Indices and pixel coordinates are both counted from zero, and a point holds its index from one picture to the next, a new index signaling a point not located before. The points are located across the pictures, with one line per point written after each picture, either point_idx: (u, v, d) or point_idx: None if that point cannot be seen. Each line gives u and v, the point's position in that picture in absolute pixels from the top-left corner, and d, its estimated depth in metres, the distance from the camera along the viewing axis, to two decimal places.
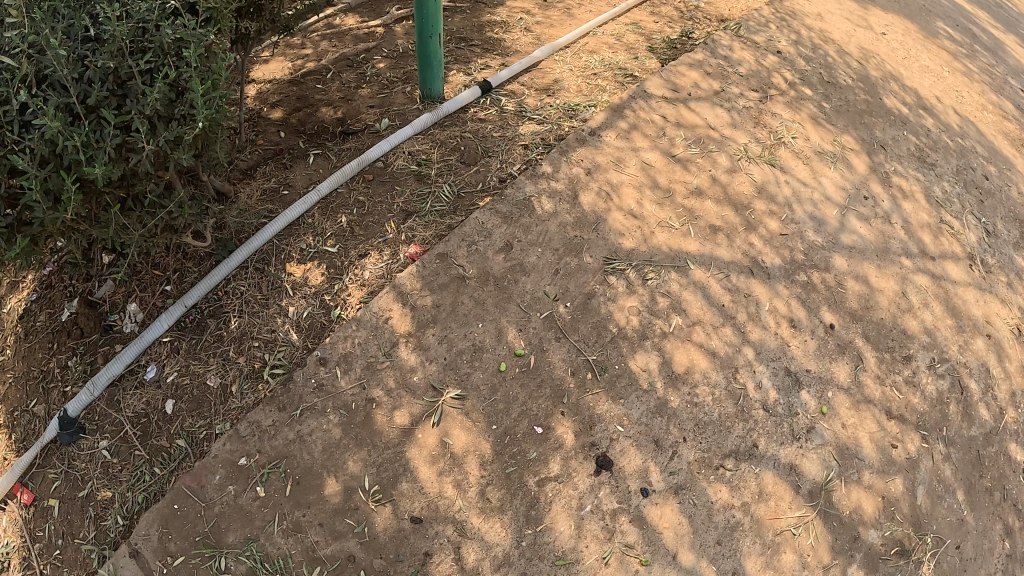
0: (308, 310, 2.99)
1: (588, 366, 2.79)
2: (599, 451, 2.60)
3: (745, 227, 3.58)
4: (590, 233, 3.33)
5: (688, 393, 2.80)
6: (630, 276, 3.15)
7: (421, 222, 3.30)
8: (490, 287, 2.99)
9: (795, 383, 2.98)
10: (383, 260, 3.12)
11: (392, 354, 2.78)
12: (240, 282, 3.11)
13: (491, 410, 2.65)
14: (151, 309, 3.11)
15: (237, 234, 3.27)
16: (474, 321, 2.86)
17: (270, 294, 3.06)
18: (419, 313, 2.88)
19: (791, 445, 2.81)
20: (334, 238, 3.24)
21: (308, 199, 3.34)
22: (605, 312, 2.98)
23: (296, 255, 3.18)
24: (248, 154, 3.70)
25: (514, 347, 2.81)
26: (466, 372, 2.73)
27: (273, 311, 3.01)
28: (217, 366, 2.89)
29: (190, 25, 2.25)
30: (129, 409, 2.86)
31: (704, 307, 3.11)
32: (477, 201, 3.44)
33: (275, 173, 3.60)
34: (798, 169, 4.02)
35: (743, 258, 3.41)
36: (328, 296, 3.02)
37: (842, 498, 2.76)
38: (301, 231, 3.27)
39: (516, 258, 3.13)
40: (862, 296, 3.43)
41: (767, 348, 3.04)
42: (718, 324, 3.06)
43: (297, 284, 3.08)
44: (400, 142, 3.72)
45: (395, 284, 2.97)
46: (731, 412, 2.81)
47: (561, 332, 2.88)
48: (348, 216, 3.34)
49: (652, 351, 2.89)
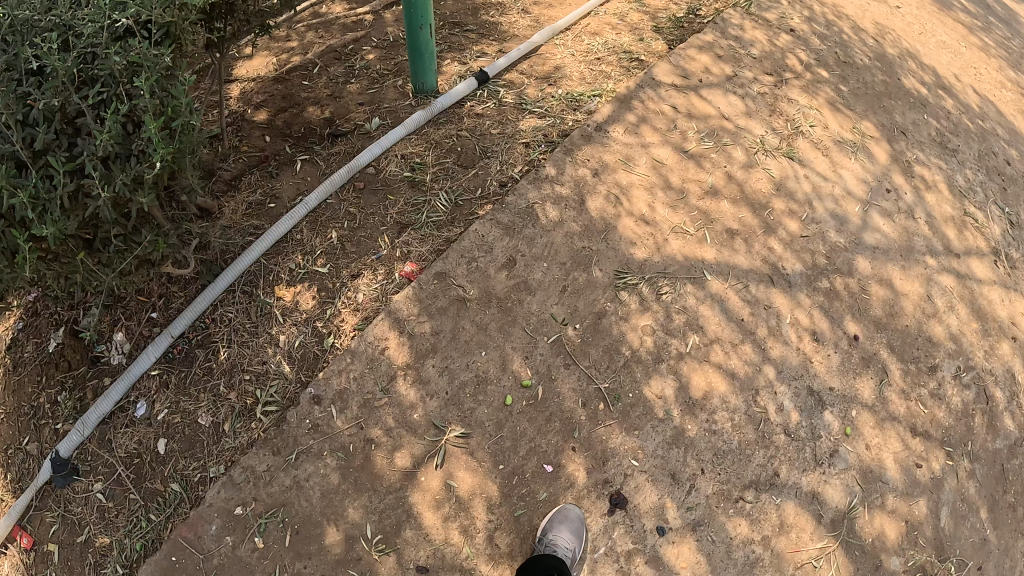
0: (300, 340, 2.82)
1: (600, 395, 2.63)
2: (612, 489, 2.49)
3: (764, 229, 3.38)
4: (599, 244, 3.13)
5: (706, 420, 2.65)
6: (644, 291, 2.97)
7: (416, 236, 3.09)
8: (494, 309, 2.80)
9: (818, 404, 2.82)
10: (377, 281, 2.93)
11: (390, 389, 2.62)
12: (228, 309, 2.92)
13: (497, 449, 2.51)
14: (138, 339, 2.93)
15: (222, 253, 3.07)
16: (478, 349, 2.69)
17: (259, 321, 2.88)
18: (417, 341, 2.70)
19: (813, 471, 2.67)
20: (324, 256, 3.04)
21: (295, 213, 3.12)
22: (617, 334, 2.80)
23: (285, 276, 2.99)
24: (233, 163, 3.47)
25: (521, 376, 2.64)
26: (469, 408, 2.57)
27: (264, 340, 2.84)
28: (208, 404, 2.74)
29: (142, 46, 1.99)
30: (120, 450, 2.72)
31: (722, 323, 2.93)
32: (476, 209, 3.23)
33: (261, 184, 3.38)
34: (817, 162, 3.79)
35: (761, 266, 3.21)
36: (321, 323, 2.85)
37: (865, 525, 2.63)
38: (289, 248, 3.07)
39: (520, 274, 2.93)
40: (887, 302, 3.24)
41: (790, 366, 2.88)
42: (738, 341, 2.89)
43: (287, 309, 2.89)
44: (391, 143, 3.46)
45: (391, 310, 2.79)
46: (751, 439, 2.66)
47: (570, 357, 2.70)
48: (339, 231, 3.13)
49: (668, 375, 2.73)
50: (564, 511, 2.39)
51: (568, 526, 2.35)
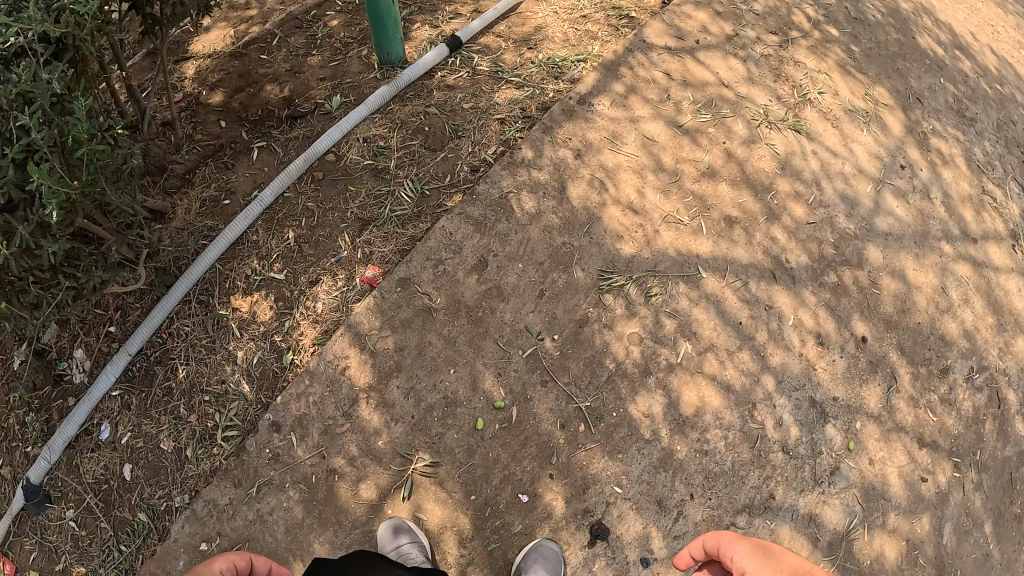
0: (259, 355, 2.57)
1: (580, 416, 2.52)
2: (594, 519, 2.42)
3: (766, 216, 3.17)
4: (582, 240, 2.86)
5: (698, 440, 2.64)
6: (631, 294, 2.78)
7: (379, 234, 2.82)
8: (465, 321, 2.61)
9: (820, 416, 2.82)
10: (337, 288, 2.68)
11: (353, 414, 2.47)
12: (185, 322, 2.64)
13: (468, 478, 2.41)
14: (99, 356, 2.67)
15: (175, 260, 2.79)
16: (447, 366, 2.52)
17: (215, 335, 2.61)
18: (381, 359, 2.53)
19: (812, 492, 2.71)
20: (280, 260, 2.75)
21: (249, 212, 2.80)
22: (599, 345, 2.64)
23: (241, 284, 2.71)
24: (187, 154, 3.13)
25: (495, 397, 2.50)
26: (438, 434, 2.44)
27: (221, 357, 2.58)
28: (169, 428, 2.49)
29: (27, 74, 1.91)
30: (87, 476, 2.49)
31: (718, 328, 2.85)
32: (445, 200, 2.94)
33: (216, 176, 3.06)
34: (825, 134, 3.46)
35: (763, 258, 3.06)
36: (278, 336, 2.61)
37: (864, 547, 2.68)
38: (244, 252, 2.77)
39: (493, 278, 2.71)
40: (898, 297, 3.10)
41: (790, 375, 2.85)
42: (734, 349, 2.83)
43: (244, 321, 2.63)
44: (352, 125, 3.10)
45: (350, 324, 2.59)
46: (746, 459, 2.67)
47: (548, 374, 2.55)
48: (297, 230, 2.83)
49: (656, 391, 2.65)
50: (546, 550, 2.32)
51: (546, 566, 2.29)
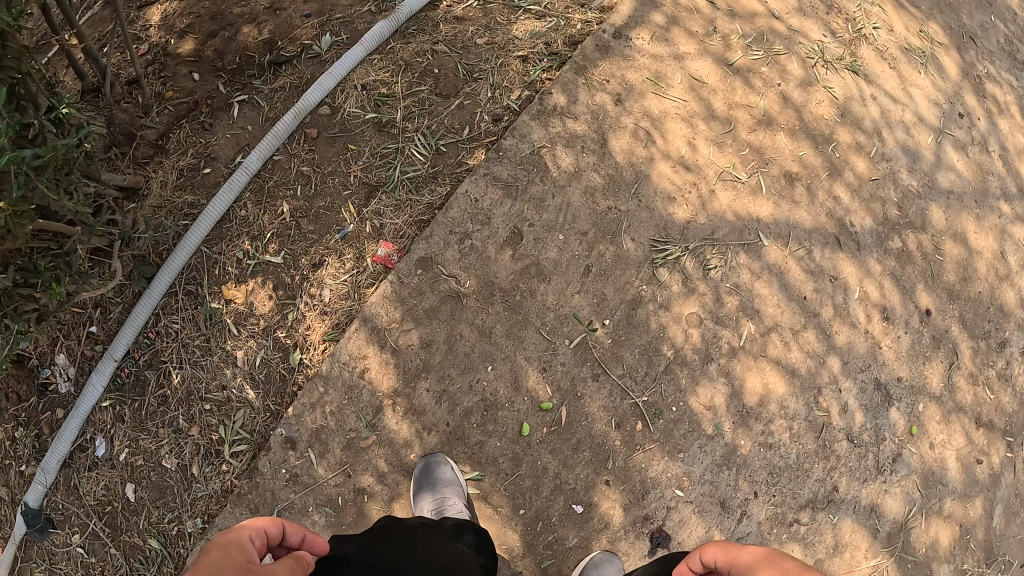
0: (263, 355, 2.35)
1: (638, 413, 2.25)
2: (655, 527, 2.23)
3: (829, 170, 2.82)
4: (629, 203, 2.45)
5: (762, 433, 2.49)
6: (687, 267, 2.41)
7: (389, 204, 2.51)
8: (501, 307, 2.28)
9: (885, 399, 2.70)
10: (344, 273, 2.43)
11: (377, 424, 2.28)
12: (173, 319, 2.38)
13: (517, 491, 2.21)
14: (83, 363, 2.40)
15: (154, 247, 2.48)
16: (484, 363, 2.25)
17: (209, 332, 2.38)
18: (404, 358, 2.28)
19: (874, 482, 2.64)
20: (276, 240, 2.47)
21: (233, 184, 2.45)
22: (654, 330, 2.31)
23: (233, 270, 2.43)
24: (157, 116, 2.64)
25: (540, 398, 2.24)
26: (478, 442, 2.23)
27: (219, 359, 2.35)
28: (169, 443, 2.31)
29: None
30: (88, 498, 2.32)
31: (782, 304, 2.60)
32: (464, 156, 2.55)
33: (193, 141, 2.62)
34: (883, 76, 3.01)
35: (827, 223, 2.76)
36: (282, 332, 2.38)
37: (920, 535, 2.66)
38: (234, 231, 2.46)
39: (529, 254, 2.32)
40: (960, 263, 2.89)
41: (856, 355, 2.69)
42: (798, 328, 2.62)
43: (241, 315, 2.39)
44: (347, 71, 2.60)
45: (366, 318, 2.32)
46: (810, 451, 2.58)
47: (599, 366, 2.25)
48: (292, 202, 2.50)
49: (718, 380, 2.37)
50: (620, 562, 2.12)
51: None
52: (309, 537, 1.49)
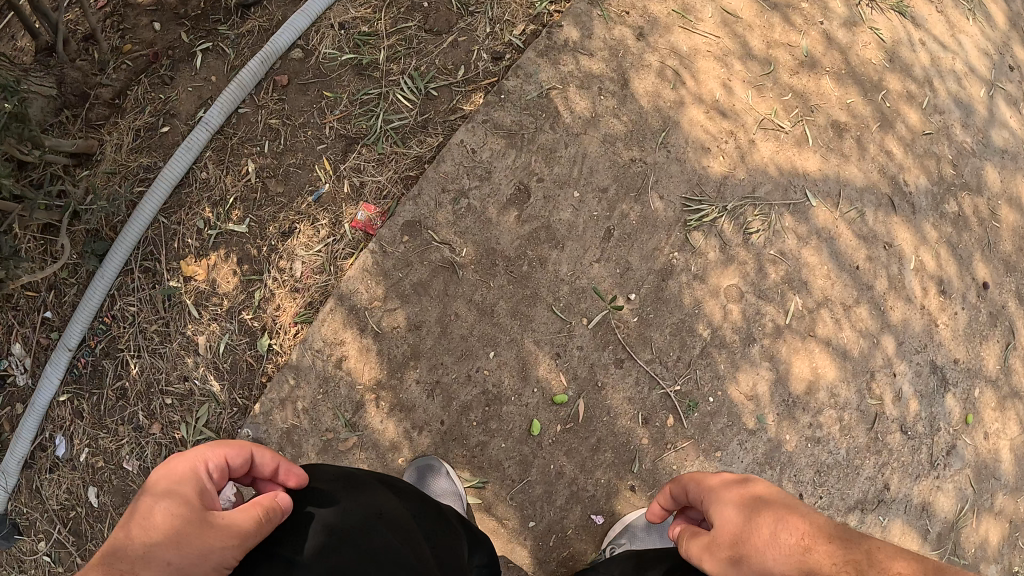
0: (228, 341, 2.05)
1: (668, 405, 1.89)
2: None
3: (879, 121, 2.39)
4: (657, 154, 2.05)
5: (810, 425, 2.14)
6: (724, 230, 2.02)
7: (371, 158, 2.10)
8: (505, 279, 1.89)
9: (939, 384, 2.33)
10: (317, 243, 2.07)
11: (359, 424, 1.88)
12: (129, 301, 2.07)
13: (527, 500, 1.85)
14: (40, 352, 2.10)
15: (107, 220, 2.11)
16: (484, 348, 1.87)
17: (169, 314, 2.06)
18: (389, 344, 1.88)
19: (926, 477, 2.29)
20: (240, 205, 2.11)
21: (191, 142, 2.09)
22: (688, 306, 1.92)
23: (193, 242, 2.10)
24: (114, 73, 2.20)
25: (553, 390, 1.87)
26: (479, 443, 1.86)
27: (178, 347, 2.05)
28: (130, 441, 2.02)
29: None
30: (51, 502, 2.04)
31: (831, 274, 2.22)
32: (461, 103, 2.14)
33: (152, 97, 2.20)
34: (930, 20, 2.54)
35: (880, 181, 2.36)
36: (248, 313, 2.06)
37: (970, 534, 2.32)
38: (194, 197, 2.11)
39: (539, 216, 1.93)
40: (1018, 231, 2.50)
41: (911, 334, 2.31)
42: (850, 303, 2.24)
43: (203, 294, 2.07)
44: (322, 7, 2.16)
45: (342, 296, 1.91)
46: (862, 445, 2.22)
47: (625, 351, 1.88)
48: (257, 160, 2.13)
49: (762, 364, 2.00)
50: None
51: None
52: (283, 466, 1.20)
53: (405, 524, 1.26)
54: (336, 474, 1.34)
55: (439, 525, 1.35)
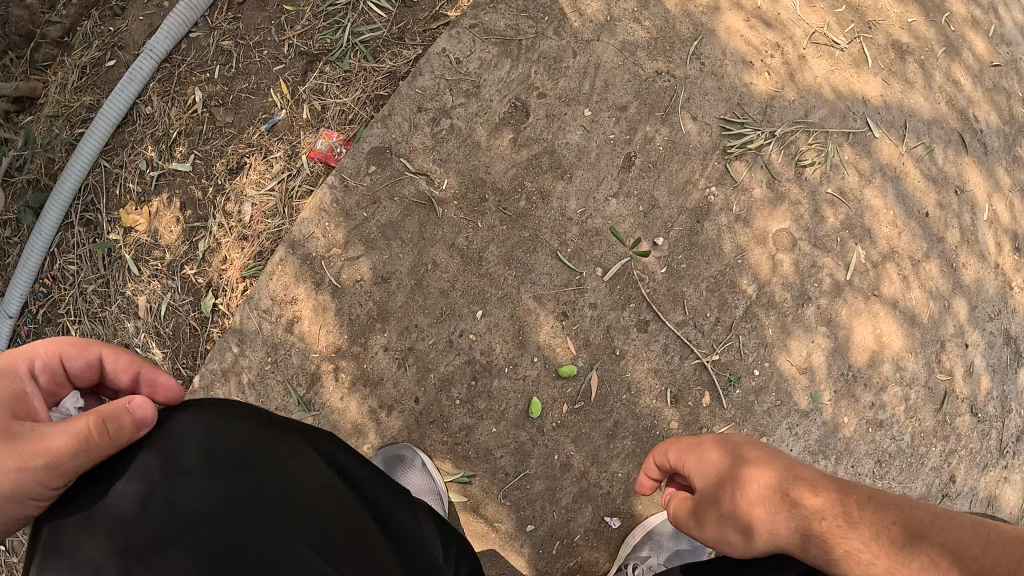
0: (170, 302, 1.67)
1: (701, 379, 1.51)
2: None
3: (943, 48, 1.90)
4: (688, 67, 1.61)
5: (869, 406, 1.75)
6: (773, 159, 1.60)
7: (335, 77, 1.68)
8: (498, 218, 1.49)
9: (1013, 356, 1.89)
10: (268, 180, 1.66)
11: (315, 404, 1.49)
12: (68, 259, 1.72)
13: (526, 497, 1.48)
14: None
15: (46, 166, 1.75)
16: (469, 307, 1.48)
17: (110, 273, 1.70)
18: (350, 303, 1.49)
19: (995, 467, 1.86)
20: (184, 142, 1.71)
21: (134, 73, 1.70)
22: (729, 256, 1.53)
23: (134, 188, 1.72)
24: (63, 8, 1.80)
25: (557, 360, 1.48)
26: (464, 427, 1.47)
27: (119, 311, 1.69)
28: None
29: None
30: None
31: (899, 221, 1.80)
32: (448, 12, 1.69)
33: (101, 31, 1.78)
34: None
35: (948, 114, 1.88)
36: (191, 268, 1.68)
37: None
38: (135, 135, 1.72)
39: (540, 139, 1.52)
40: None
41: (985, 298, 1.86)
42: (919, 258, 1.81)
43: (144, 247, 1.70)
44: None
45: (293, 244, 1.51)
46: (929, 430, 1.80)
47: (653, 312, 1.49)
48: (205, 87, 1.71)
49: (819, 329, 1.60)
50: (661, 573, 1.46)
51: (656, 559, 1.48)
52: (145, 377, 0.97)
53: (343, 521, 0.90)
54: (233, 437, 0.90)
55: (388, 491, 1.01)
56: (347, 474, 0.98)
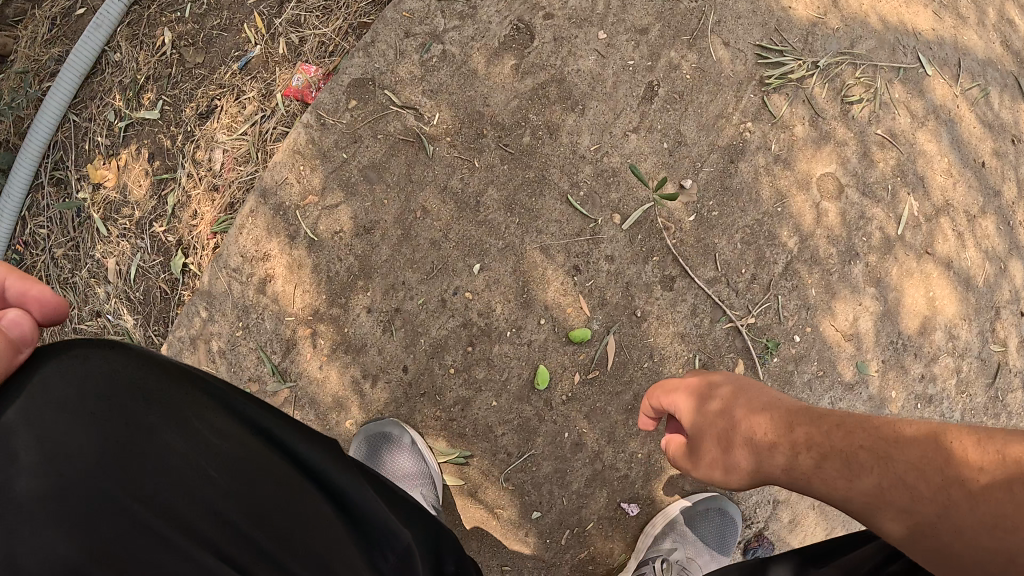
0: (140, 263, 1.47)
1: (732, 346, 1.31)
2: (751, 532, 1.37)
3: None
4: None
5: (920, 378, 1.54)
6: (818, 95, 1.39)
7: (314, 5, 1.46)
8: (497, 156, 1.28)
9: None
10: (241, 123, 1.45)
11: (292, 374, 1.30)
12: (38, 223, 1.51)
13: (532, 480, 1.29)
14: None
15: (15, 125, 1.55)
16: (465, 261, 1.28)
17: (81, 237, 1.50)
18: (326, 258, 1.29)
19: None
20: (152, 88, 1.49)
21: (101, 17, 1.49)
22: (767, 203, 1.32)
23: (103, 142, 1.51)
24: None
25: (568, 323, 1.28)
26: (461, 400, 1.28)
27: (89, 275, 1.49)
28: None
29: None
30: None
31: (956, 171, 1.55)
32: None
33: None
34: None
35: (1005, 55, 1.61)
36: (160, 226, 1.47)
37: None
38: (103, 84, 1.52)
39: (546, 68, 1.30)
40: None
41: None
42: (976, 214, 1.56)
43: (113, 205, 1.49)
44: None
45: (263, 192, 1.30)
46: (982, 406, 1.59)
47: (681, 269, 1.29)
48: (174, 27, 1.50)
49: (867, 289, 1.39)
50: (689, 564, 1.30)
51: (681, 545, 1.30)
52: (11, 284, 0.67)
53: (270, 516, 0.72)
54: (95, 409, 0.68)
55: (327, 451, 0.80)
56: (271, 440, 0.77)
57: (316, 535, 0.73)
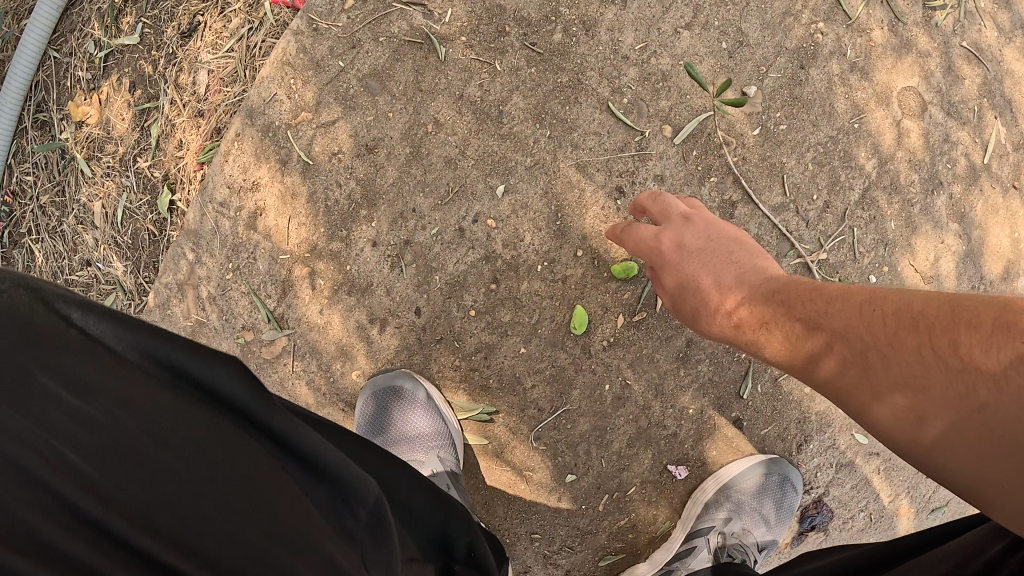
0: (126, 204, 1.24)
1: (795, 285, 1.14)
2: (809, 499, 1.20)
3: None
4: None
5: None
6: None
7: None
8: (525, 60, 1.10)
9: None
10: (226, 40, 1.21)
11: (294, 321, 1.14)
12: (24, 170, 1.30)
13: (566, 439, 1.13)
14: None
15: None
16: (486, 183, 1.10)
17: (69, 182, 1.27)
18: (324, 184, 1.11)
19: None
20: (131, 11, 1.25)
21: None
22: (842, 117, 1.14)
23: (83, 77, 1.28)
24: None
25: (608, 257, 1.10)
26: (485, 347, 1.11)
27: (76, 222, 1.27)
28: None
29: None
30: None
31: None
32: None
33: None
34: None
35: None
36: (145, 161, 1.24)
37: None
38: (81, 12, 1.28)
39: None
40: None
41: None
42: None
43: (96, 142, 1.26)
44: None
45: (250, 111, 1.11)
46: None
47: (739, 189, 1.12)
48: None
49: (950, 221, 1.20)
50: (746, 538, 1.15)
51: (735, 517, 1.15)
52: None
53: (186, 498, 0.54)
54: None
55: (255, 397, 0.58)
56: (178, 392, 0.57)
57: (242, 518, 0.55)
